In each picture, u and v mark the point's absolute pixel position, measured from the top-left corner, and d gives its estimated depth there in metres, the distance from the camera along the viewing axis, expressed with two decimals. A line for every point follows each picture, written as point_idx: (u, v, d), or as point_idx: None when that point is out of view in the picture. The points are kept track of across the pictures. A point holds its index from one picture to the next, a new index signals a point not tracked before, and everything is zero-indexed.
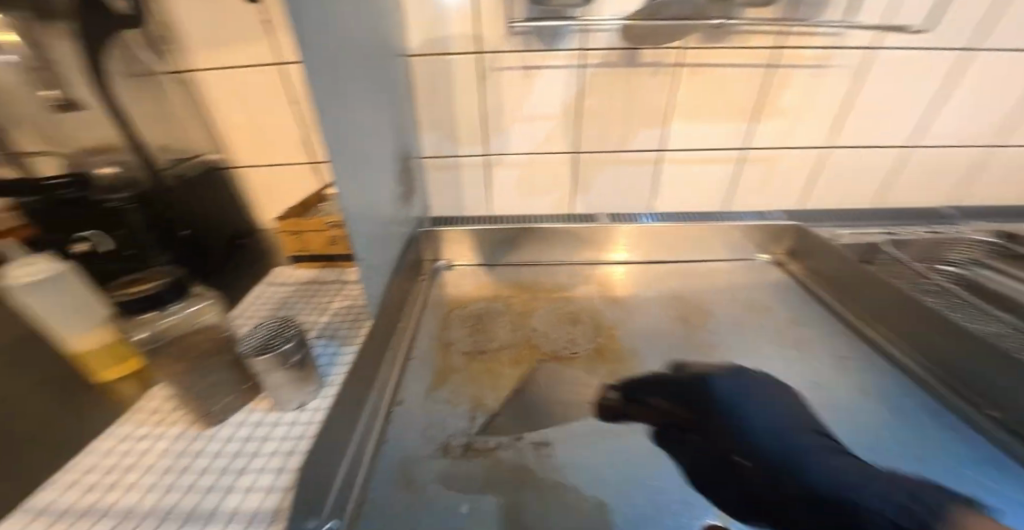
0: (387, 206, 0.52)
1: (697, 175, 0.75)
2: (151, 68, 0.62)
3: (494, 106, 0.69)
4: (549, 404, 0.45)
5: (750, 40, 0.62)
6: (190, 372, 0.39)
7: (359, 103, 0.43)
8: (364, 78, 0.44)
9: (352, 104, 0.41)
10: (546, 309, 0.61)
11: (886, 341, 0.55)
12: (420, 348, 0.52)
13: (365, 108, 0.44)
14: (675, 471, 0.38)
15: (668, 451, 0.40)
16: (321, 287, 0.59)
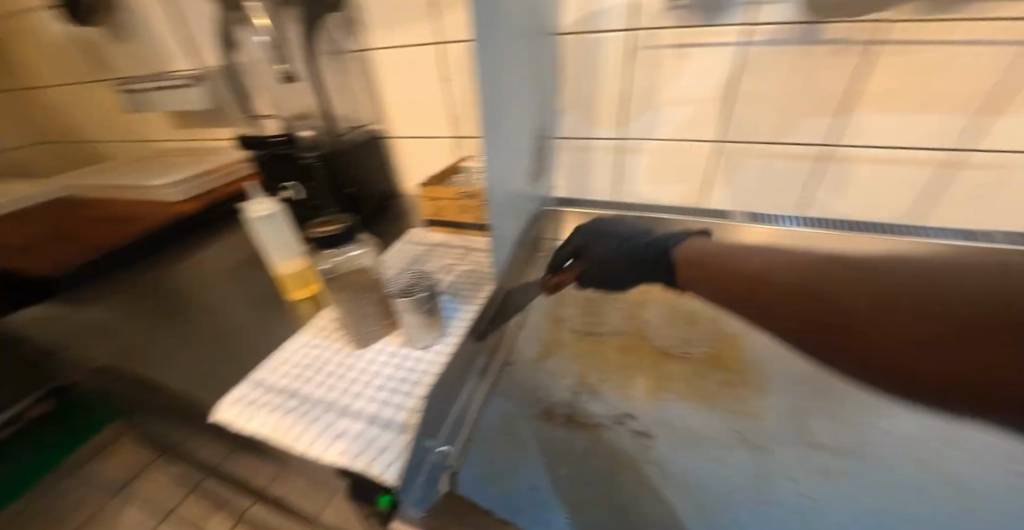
0: (520, 180, 0.55)
1: (878, 177, 0.63)
2: (341, 47, 0.73)
3: (637, 87, 0.68)
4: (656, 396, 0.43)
5: (1001, 9, 0.48)
6: (349, 301, 0.47)
7: (512, 78, 0.45)
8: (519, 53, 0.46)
9: (506, 80, 0.43)
10: (662, 304, 0.58)
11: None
12: (532, 318, 0.56)
13: (516, 82, 0.47)
14: (806, 497, 0.32)
15: (800, 473, 0.34)
16: (450, 249, 0.66)
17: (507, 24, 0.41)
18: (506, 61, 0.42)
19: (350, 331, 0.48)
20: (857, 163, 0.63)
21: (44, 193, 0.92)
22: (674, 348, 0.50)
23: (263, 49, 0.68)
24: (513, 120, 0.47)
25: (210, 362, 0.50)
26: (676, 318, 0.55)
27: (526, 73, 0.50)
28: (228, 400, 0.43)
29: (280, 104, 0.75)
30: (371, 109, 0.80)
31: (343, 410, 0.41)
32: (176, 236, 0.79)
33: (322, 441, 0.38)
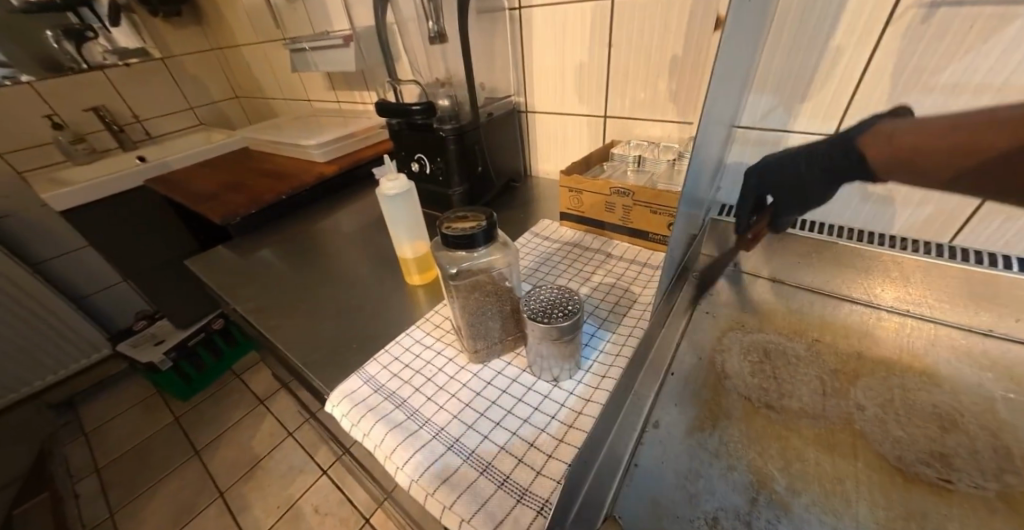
0: (700, 173, 0.41)
1: None
2: (497, 5, 0.65)
3: (890, 63, 0.46)
4: None
5: None
6: (472, 311, 0.40)
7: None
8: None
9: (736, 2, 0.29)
10: (885, 380, 0.41)
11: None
12: (684, 365, 0.43)
13: (737, 20, 0.32)
14: None
15: None
16: (583, 253, 0.56)
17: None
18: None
19: (466, 342, 0.42)
20: None
21: (226, 143, 1.05)
22: (917, 467, 0.33)
23: (417, 9, 0.63)
24: (717, 77, 0.33)
25: (333, 340, 0.48)
26: (913, 412, 0.37)
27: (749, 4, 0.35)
28: (342, 394, 0.40)
29: (423, 70, 0.71)
30: (515, 78, 0.72)
31: (451, 443, 0.34)
32: (320, 196, 0.83)
33: (428, 480, 0.32)
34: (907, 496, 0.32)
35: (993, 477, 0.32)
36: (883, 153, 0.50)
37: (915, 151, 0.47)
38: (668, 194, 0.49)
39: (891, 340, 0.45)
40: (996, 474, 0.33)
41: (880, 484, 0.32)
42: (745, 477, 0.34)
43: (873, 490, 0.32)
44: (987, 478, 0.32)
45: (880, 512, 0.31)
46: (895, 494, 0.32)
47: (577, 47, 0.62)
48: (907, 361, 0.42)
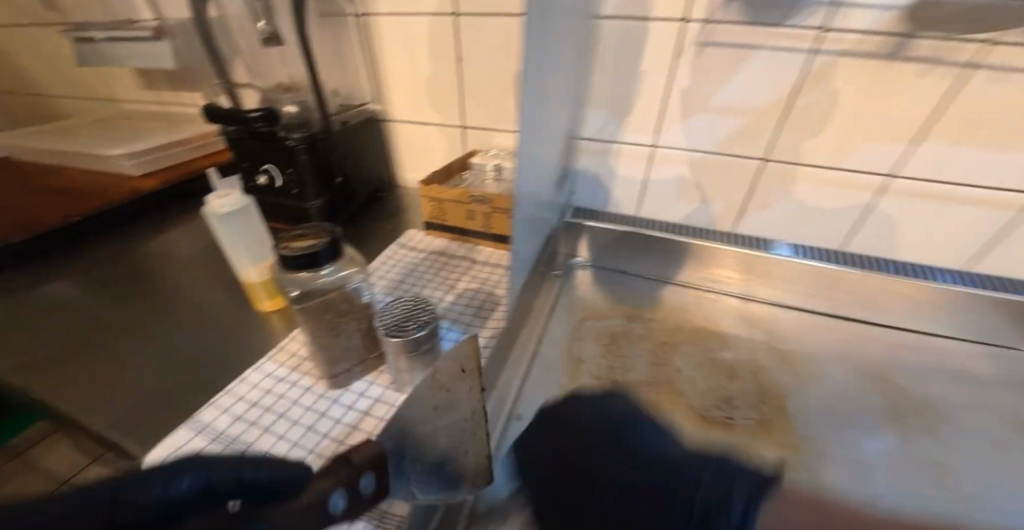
0: (529, 206, 0.39)
1: (936, 216, 0.58)
2: (342, 11, 0.63)
3: (678, 91, 0.58)
4: None
5: None
6: (327, 333, 0.38)
7: (542, 15, 0.26)
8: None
9: (538, 20, 0.27)
10: (696, 346, 0.50)
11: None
12: (545, 357, 0.47)
13: (537, 41, 0.27)
14: None
15: None
16: (449, 262, 0.57)
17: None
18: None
19: (323, 366, 0.39)
20: (919, 196, 0.57)
21: None
22: (715, 412, 0.42)
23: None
24: (523, 118, 0.29)
25: (147, 389, 0.40)
26: (713, 368, 0.47)
27: (554, 21, 0.30)
28: (164, 453, 0.34)
29: (260, 69, 0.63)
30: (371, 86, 0.70)
31: None
32: (133, 217, 0.68)
33: None
34: (707, 433, 0.40)
35: (760, 407, 0.43)
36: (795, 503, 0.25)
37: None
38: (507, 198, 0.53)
39: (699, 313, 0.56)
40: (761, 403, 0.44)
41: (690, 429, 0.40)
42: None
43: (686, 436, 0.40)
44: (757, 410, 0.43)
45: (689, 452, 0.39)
46: (701, 436, 0.40)
47: (428, 59, 0.63)
48: (709, 328, 0.53)
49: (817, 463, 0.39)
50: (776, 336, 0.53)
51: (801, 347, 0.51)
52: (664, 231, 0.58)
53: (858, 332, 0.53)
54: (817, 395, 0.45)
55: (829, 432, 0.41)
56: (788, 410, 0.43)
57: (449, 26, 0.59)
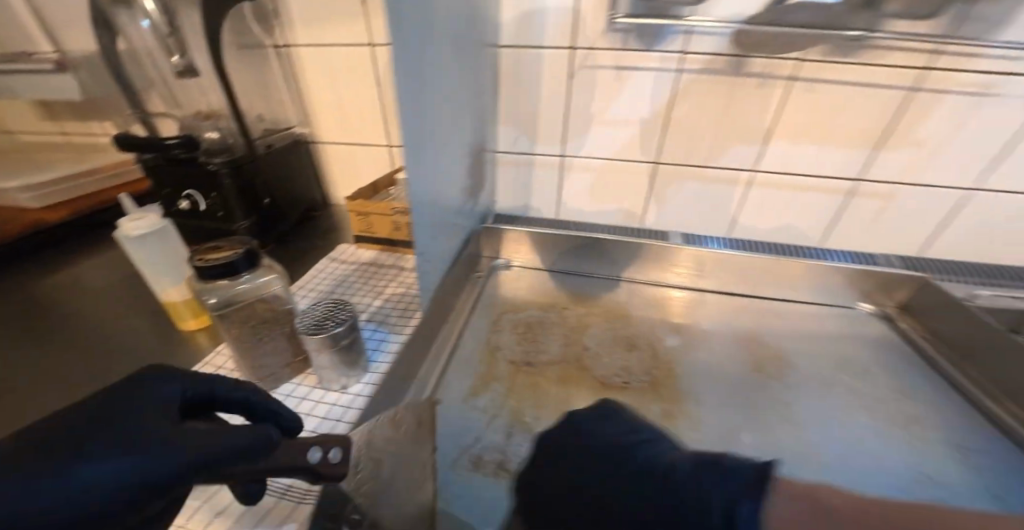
0: (431, 201, 0.46)
1: (791, 202, 0.70)
2: (260, 41, 0.66)
3: (574, 107, 0.65)
4: None
5: (887, 57, 0.55)
6: (251, 338, 0.41)
7: (404, 40, 0.33)
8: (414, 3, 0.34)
9: (404, 57, 0.34)
10: (602, 327, 0.57)
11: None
12: (466, 346, 0.53)
13: (405, 74, 0.34)
14: None
15: None
16: (378, 271, 0.61)
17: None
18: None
19: (251, 371, 0.42)
20: (775, 188, 0.69)
21: None
22: (613, 379, 0.48)
23: (153, 32, 0.57)
24: (402, 122, 0.35)
25: None
26: (615, 343, 0.54)
27: (426, 46, 0.37)
28: None
29: (176, 98, 0.64)
30: (294, 110, 0.72)
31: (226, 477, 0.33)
32: (37, 251, 0.65)
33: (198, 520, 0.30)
34: (606, 398, 0.47)
35: (652, 371, 0.50)
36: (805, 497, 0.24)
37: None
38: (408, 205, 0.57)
39: (606, 299, 0.63)
40: (653, 369, 0.51)
41: (592, 395, 0.47)
42: (505, 421, 0.44)
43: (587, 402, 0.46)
44: (650, 374, 0.50)
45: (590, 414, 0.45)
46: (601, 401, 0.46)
47: (347, 84, 0.67)
48: (615, 312, 0.60)
49: (691, 411, 0.46)
50: (670, 314, 0.61)
51: (688, 320, 0.60)
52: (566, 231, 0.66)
53: (733, 303, 0.64)
54: (699, 358, 0.53)
55: (705, 387, 0.49)
56: (675, 372, 0.51)
57: (367, 55, 0.64)
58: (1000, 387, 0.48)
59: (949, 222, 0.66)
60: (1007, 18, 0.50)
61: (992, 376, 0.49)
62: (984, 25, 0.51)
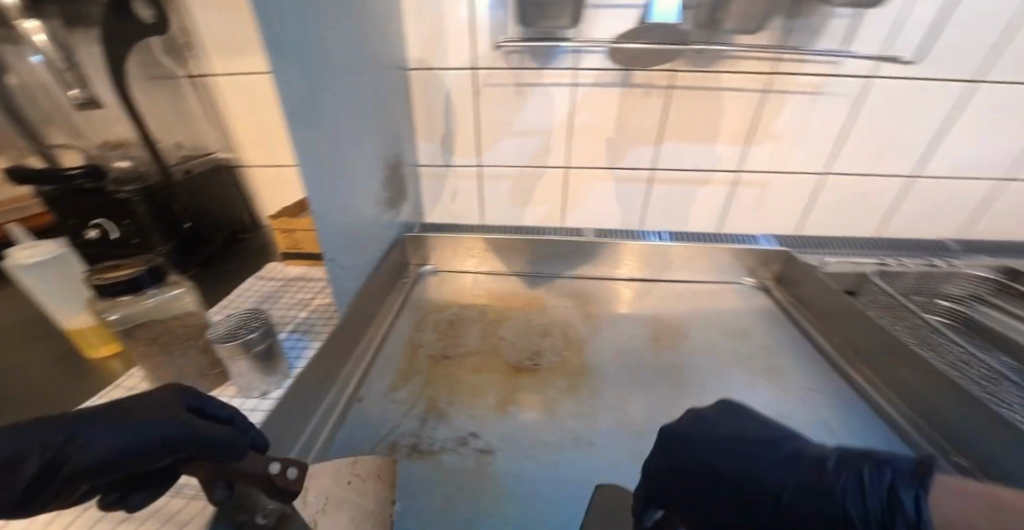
0: (342, 214, 0.50)
1: (689, 196, 0.77)
2: (172, 72, 0.65)
3: (485, 121, 0.71)
4: (498, 413, 0.47)
5: (740, 66, 0.64)
6: (161, 353, 0.42)
7: (286, 77, 0.37)
8: (295, 44, 0.38)
9: (289, 86, 0.38)
10: (518, 319, 0.62)
11: (881, 398, 0.49)
12: (390, 347, 0.58)
13: (293, 102, 0.38)
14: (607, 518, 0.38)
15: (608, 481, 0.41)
16: (305, 284, 0.64)
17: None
18: (285, 35, 0.36)
19: (166, 384, 0.43)
20: (672, 184, 0.77)
21: None
22: (524, 362, 0.54)
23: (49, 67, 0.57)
24: (295, 142, 0.39)
25: None
26: (528, 331, 0.59)
27: (314, 78, 0.42)
28: None
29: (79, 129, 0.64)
30: None
31: None
32: None
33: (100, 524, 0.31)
34: (515, 379, 0.52)
35: (561, 353, 0.56)
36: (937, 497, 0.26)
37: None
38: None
39: (526, 293, 0.69)
40: (563, 350, 0.56)
41: (503, 378, 0.52)
42: (421, 409, 0.48)
43: (498, 385, 0.51)
44: (558, 355, 0.56)
45: (501, 395, 0.50)
46: (511, 382, 0.51)
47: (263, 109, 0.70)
48: (533, 304, 0.66)
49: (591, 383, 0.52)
50: (583, 303, 0.67)
51: (597, 305, 0.66)
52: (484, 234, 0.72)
53: (640, 287, 0.71)
54: (604, 337, 0.59)
55: (606, 362, 0.55)
56: (580, 351, 0.56)
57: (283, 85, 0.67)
58: (847, 344, 0.57)
59: (815, 201, 0.76)
60: (825, 31, 0.61)
61: (840, 333, 0.58)
62: (809, 37, 0.61)
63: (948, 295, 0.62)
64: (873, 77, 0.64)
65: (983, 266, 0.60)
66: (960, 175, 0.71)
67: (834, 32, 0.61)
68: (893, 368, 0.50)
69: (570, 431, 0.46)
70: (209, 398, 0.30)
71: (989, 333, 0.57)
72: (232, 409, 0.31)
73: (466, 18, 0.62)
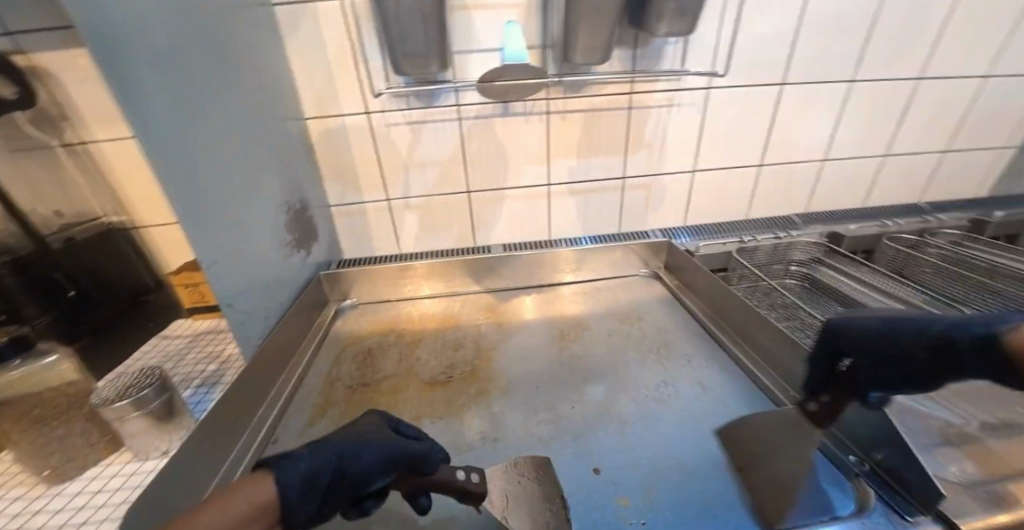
0: (242, 259, 0.52)
1: (583, 204, 0.86)
2: (46, 142, 0.61)
3: (385, 158, 0.75)
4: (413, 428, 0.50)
5: (603, 89, 0.74)
6: (37, 426, 0.43)
7: (159, 139, 0.40)
8: (166, 109, 0.41)
9: (157, 142, 0.39)
10: (434, 339, 0.66)
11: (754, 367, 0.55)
12: (307, 384, 0.58)
13: (165, 159, 0.40)
14: None
15: None
16: (210, 336, 0.65)
17: (147, 62, 0.39)
18: (152, 101, 0.39)
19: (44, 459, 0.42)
20: (568, 195, 0.85)
21: None
22: (438, 377, 0.58)
23: None
24: (170, 193, 0.41)
25: None
26: (443, 349, 0.63)
27: (192, 136, 0.45)
28: None
29: None
30: None
31: None
32: None
33: None
34: (431, 395, 0.55)
35: (473, 363, 0.60)
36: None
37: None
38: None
39: (444, 314, 0.73)
40: (474, 361, 0.60)
41: (419, 395, 0.55)
42: None
43: (414, 402, 0.54)
44: (471, 365, 0.60)
45: (414, 412, 0.52)
46: (427, 397, 0.54)
47: None
48: (448, 324, 0.70)
49: (502, 386, 0.56)
50: (496, 315, 0.71)
51: (510, 315, 0.71)
52: (397, 263, 0.75)
53: (550, 292, 0.77)
54: (516, 342, 0.64)
55: (516, 365, 0.59)
56: (492, 359, 0.61)
57: None
58: (722, 316, 0.64)
59: (691, 196, 0.87)
60: (663, 57, 0.72)
61: (714, 307, 0.66)
62: (652, 63, 0.72)
63: (796, 261, 0.74)
64: (711, 89, 0.76)
65: (816, 235, 0.74)
66: (793, 161, 0.85)
67: (671, 58, 0.72)
68: (757, 333, 0.56)
69: (481, 432, 0.49)
70: (404, 421, 0.41)
71: (824, 288, 0.68)
72: (418, 429, 0.40)
73: (351, 68, 0.67)
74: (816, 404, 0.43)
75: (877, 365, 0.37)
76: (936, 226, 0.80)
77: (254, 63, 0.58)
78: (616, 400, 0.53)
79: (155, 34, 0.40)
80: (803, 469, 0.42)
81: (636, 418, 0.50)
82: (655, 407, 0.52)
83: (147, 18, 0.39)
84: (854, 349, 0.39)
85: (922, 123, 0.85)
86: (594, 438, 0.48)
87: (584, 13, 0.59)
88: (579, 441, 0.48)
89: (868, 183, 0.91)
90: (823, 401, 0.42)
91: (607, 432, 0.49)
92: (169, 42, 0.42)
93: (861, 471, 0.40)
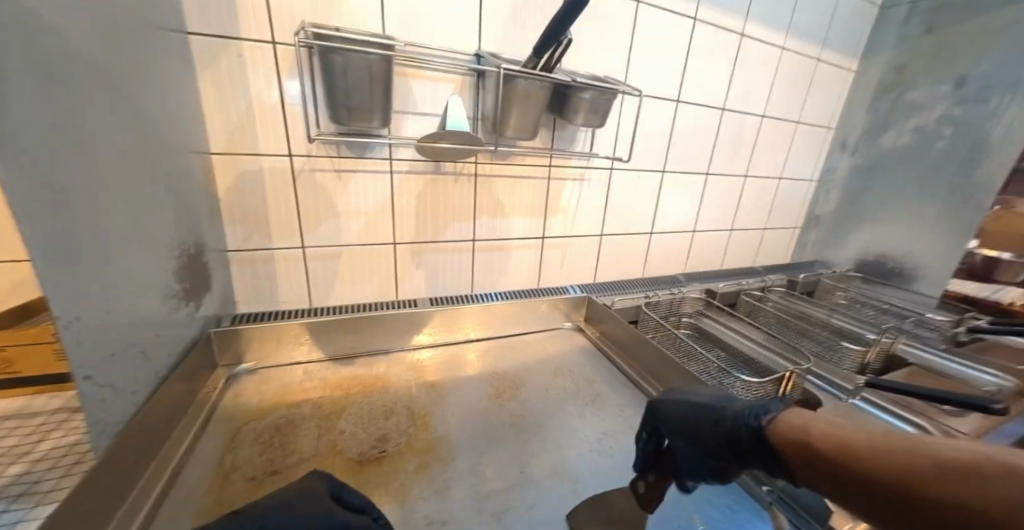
0: (116, 311, 0.41)
1: (507, 260, 0.90)
2: None
3: (305, 205, 0.70)
4: None
5: (528, 160, 0.83)
6: None
7: (19, 160, 0.32)
8: (43, 131, 0.35)
9: (16, 164, 0.32)
10: (360, 407, 0.59)
11: None
12: (188, 479, 0.46)
13: (25, 184, 0.33)
14: None
15: None
16: (11, 426, 0.48)
17: (21, 71, 0.33)
18: (14, 111, 0.32)
19: None
20: (493, 251, 0.88)
21: None
22: (367, 453, 0.51)
23: None
24: (25, 224, 0.33)
25: None
26: (371, 418, 0.57)
27: (73, 163, 0.37)
28: None
29: None
30: None
31: None
32: None
33: None
34: (361, 475, 0.48)
35: (408, 432, 0.55)
36: (793, 440, 0.36)
37: (858, 464, 0.32)
38: (44, 328, 0.53)
39: (366, 376, 0.66)
40: (409, 429, 0.56)
41: (344, 478, 0.48)
42: None
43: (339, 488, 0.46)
44: (406, 434, 0.55)
45: None
46: (353, 479, 0.48)
47: None
48: (372, 387, 0.63)
49: (442, 454, 0.52)
50: (426, 376, 0.67)
51: (444, 375, 0.68)
52: (314, 320, 0.67)
53: (452, 351, 0.75)
54: (453, 404, 0.61)
55: (456, 431, 0.56)
56: (428, 425, 0.57)
57: None
58: (640, 363, 0.71)
59: (599, 256, 0.99)
60: (577, 140, 0.85)
61: (632, 356, 0.73)
62: (568, 142, 0.84)
63: (686, 313, 0.89)
64: (613, 169, 0.91)
65: (697, 292, 0.91)
66: (672, 231, 1.05)
67: (582, 141, 0.85)
68: (671, 377, 0.64)
69: (424, 514, 0.44)
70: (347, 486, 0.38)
71: (709, 336, 0.82)
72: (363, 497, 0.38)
73: (276, 109, 0.63)
74: (644, 483, 0.46)
75: (696, 448, 0.43)
76: (770, 284, 1.04)
77: (160, 91, 0.51)
78: (565, 459, 0.53)
79: (43, 43, 0.35)
80: (732, 504, 0.49)
81: (581, 474, 0.52)
82: (596, 462, 0.54)
83: (33, 27, 0.34)
84: (673, 431, 0.45)
85: (751, 209, 1.14)
86: (541, 502, 0.47)
87: (517, 96, 0.67)
88: (528, 508, 0.46)
89: (721, 251, 1.16)
90: (650, 481, 0.46)
91: (558, 496, 0.48)
92: (64, 54, 0.37)
93: (773, 499, 0.48)
